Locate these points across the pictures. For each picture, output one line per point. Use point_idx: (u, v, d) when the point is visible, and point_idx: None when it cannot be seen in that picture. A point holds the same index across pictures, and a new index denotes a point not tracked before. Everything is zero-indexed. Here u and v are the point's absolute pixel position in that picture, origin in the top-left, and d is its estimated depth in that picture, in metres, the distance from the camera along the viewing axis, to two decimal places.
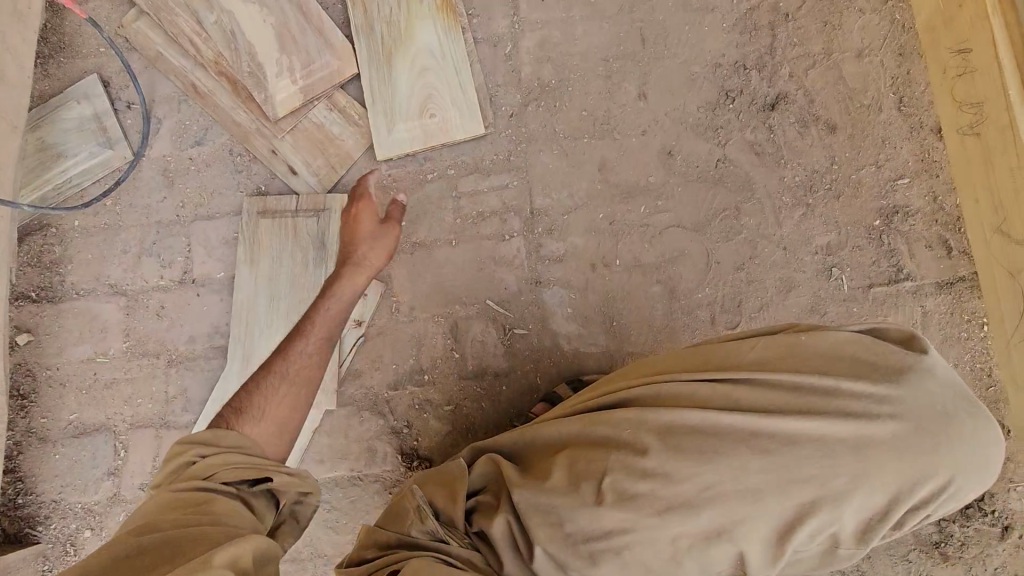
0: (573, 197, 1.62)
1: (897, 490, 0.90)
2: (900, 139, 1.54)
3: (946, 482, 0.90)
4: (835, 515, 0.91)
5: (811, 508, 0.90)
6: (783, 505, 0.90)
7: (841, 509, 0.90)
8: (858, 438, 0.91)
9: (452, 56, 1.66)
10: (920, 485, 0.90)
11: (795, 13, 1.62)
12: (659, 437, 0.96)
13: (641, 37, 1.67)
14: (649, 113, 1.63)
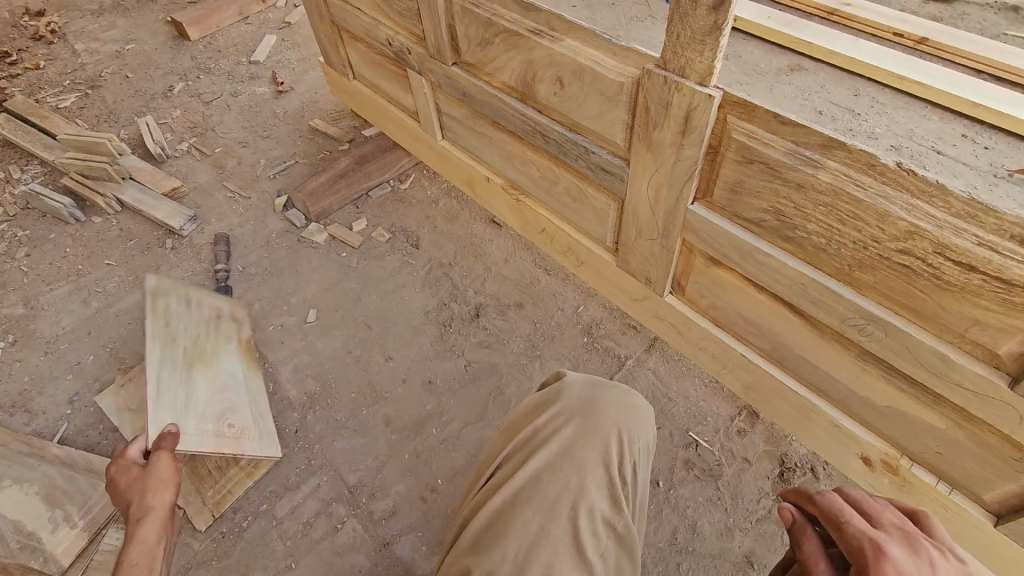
0: (377, 456, 1.83)
1: (602, 460, 1.06)
2: (562, 288, 2.19)
3: (620, 434, 1.08)
4: (587, 504, 1.01)
5: (579, 512, 1.00)
6: (563, 531, 0.98)
7: (592, 498, 1.02)
8: (557, 452, 1.06)
9: (252, 386, 1.90)
10: (610, 442, 1.07)
11: (454, 261, 2.33)
12: (472, 557, 0.98)
13: (367, 325, 2.17)
14: (401, 365, 2.04)
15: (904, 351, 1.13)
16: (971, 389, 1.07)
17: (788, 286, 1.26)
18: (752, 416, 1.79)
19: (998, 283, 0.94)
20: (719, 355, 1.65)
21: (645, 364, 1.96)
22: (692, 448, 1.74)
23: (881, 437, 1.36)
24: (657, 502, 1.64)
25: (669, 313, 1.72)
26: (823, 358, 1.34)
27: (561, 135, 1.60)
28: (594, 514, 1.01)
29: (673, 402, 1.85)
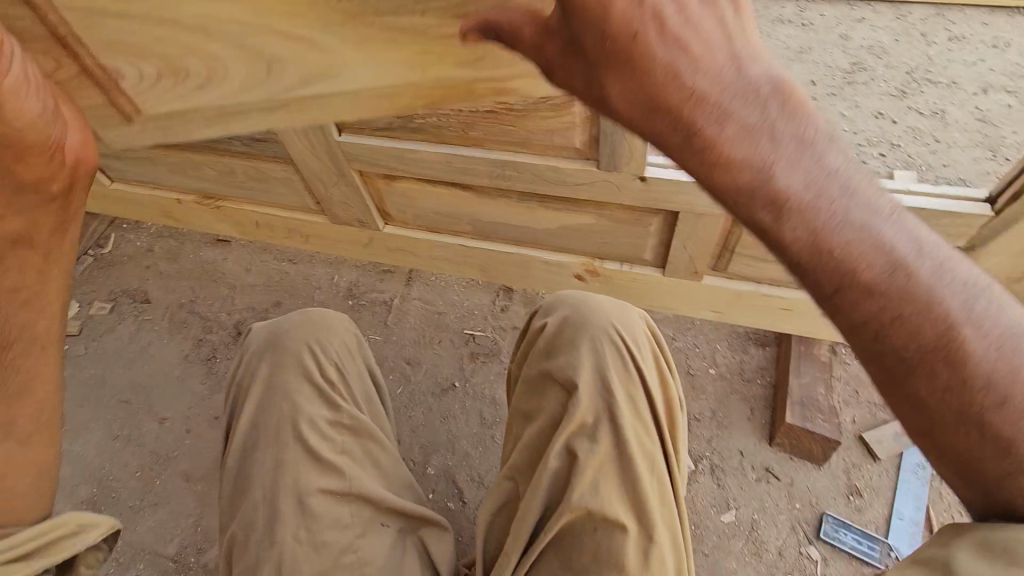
0: (191, 513, 1.73)
1: (306, 373, 1.10)
2: (310, 268, 2.20)
3: (310, 349, 1.12)
4: (302, 418, 1.05)
5: (302, 432, 1.04)
6: (294, 449, 1.02)
7: (310, 414, 1.06)
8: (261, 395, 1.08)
9: None
10: (307, 358, 1.11)
11: (194, 296, 2.19)
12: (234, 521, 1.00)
13: (124, 401, 1.96)
14: (179, 419, 1.91)
15: (533, 177, 1.39)
16: (584, 183, 1.35)
17: (445, 167, 1.45)
18: (508, 292, 2.04)
19: (542, 98, 1.16)
20: (449, 256, 1.83)
21: (409, 296, 2.08)
22: (471, 342, 1.94)
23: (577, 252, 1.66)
24: (459, 399, 1.82)
25: (395, 241, 1.84)
26: (505, 215, 1.58)
27: None
28: (313, 420, 1.05)
29: (444, 314, 2.02)
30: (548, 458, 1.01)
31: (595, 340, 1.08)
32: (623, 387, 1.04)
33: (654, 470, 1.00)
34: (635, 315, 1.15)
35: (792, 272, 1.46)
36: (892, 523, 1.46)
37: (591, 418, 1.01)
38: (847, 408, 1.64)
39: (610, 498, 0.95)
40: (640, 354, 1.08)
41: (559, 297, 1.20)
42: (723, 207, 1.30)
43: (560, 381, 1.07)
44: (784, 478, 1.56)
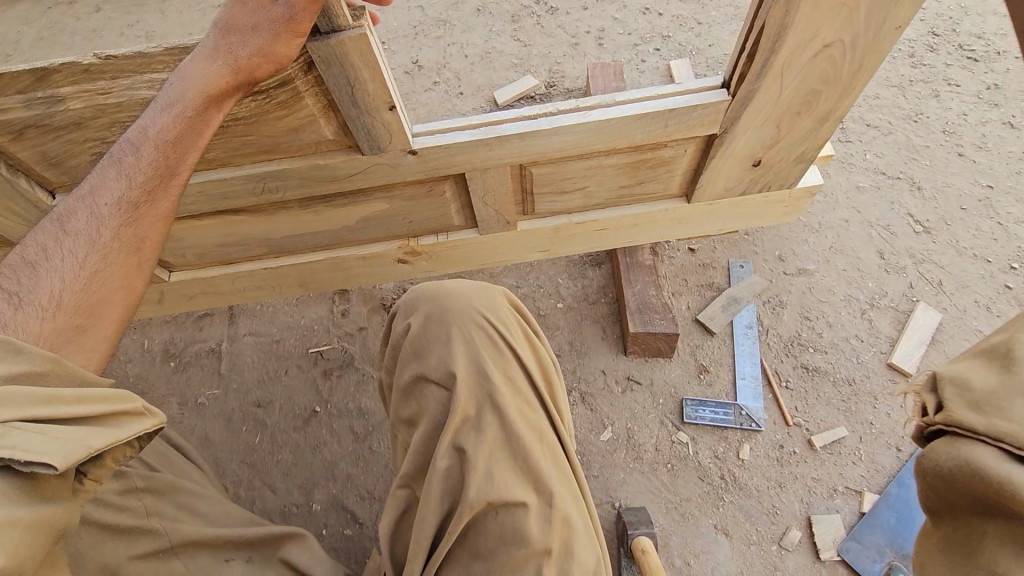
0: None
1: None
2: None
3: None
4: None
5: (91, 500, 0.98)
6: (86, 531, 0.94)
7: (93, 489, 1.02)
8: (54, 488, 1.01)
9: None
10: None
11: None
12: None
13: None
14: None
15: (300, 178, 1.24)
16: (358, 171, 1.24)
17: (200, 197, 1.26)
18: (344, 295, 1.92)
19: (260, 93, 1.03)
20: (260, 283, 1.66)
21: (238, 334, 1.88)
22: (320, 360, 1.81)
23: (390, 238, 1.57)
24: (325, 422, 1.71)
25: (192, 286, 1.63)
26: (295, 225, 1.43)
27: None
28: (98, 496, 0.98)
29: (283, 341, 1.86)
30: (436, 462, 0.85)
31: (462, 327, 0.92)
32: (501, 369, 0.90)
33: (546, 445, 0.89)
34: (496, 290, 1.01)
35: (592, 194, 1.48)
36: (738, 385, 1.62)
37: (473, 410, 0.87)
38: (681, 298, 1.77)
39: (508, 485, 0.82)
40: (511, 332, 0.95)
41: (412, 293, 1.01)
42: (502, 157, 1.27)
43: (435, 378, 0.90)
44: (644, 380, 1.66)
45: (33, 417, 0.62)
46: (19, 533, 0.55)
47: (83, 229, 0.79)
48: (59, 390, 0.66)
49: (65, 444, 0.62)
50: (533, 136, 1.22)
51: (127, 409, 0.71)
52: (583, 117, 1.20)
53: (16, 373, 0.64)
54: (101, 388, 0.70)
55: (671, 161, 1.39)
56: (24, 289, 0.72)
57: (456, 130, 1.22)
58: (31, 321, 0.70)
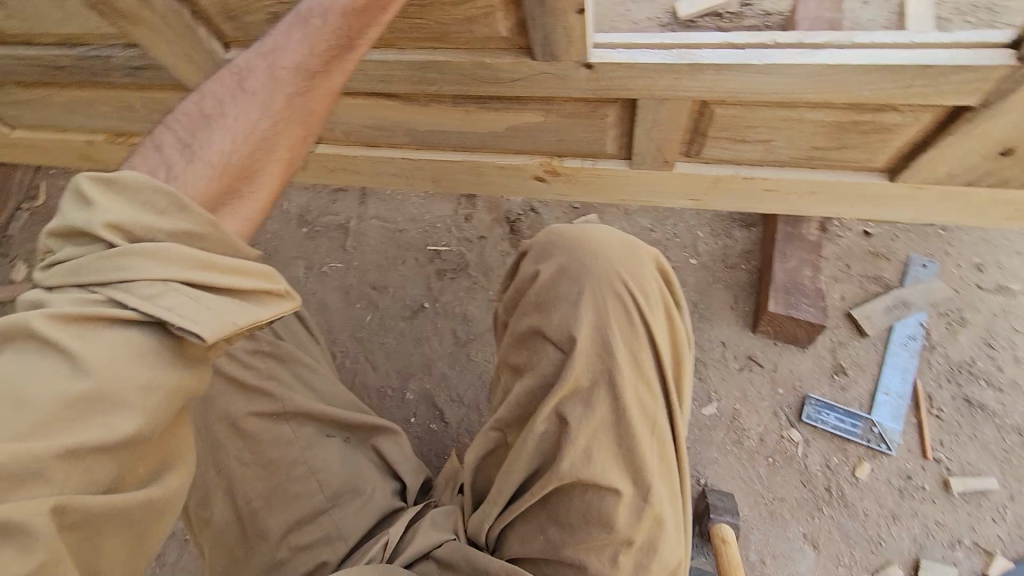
0: None
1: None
2: None
3: None
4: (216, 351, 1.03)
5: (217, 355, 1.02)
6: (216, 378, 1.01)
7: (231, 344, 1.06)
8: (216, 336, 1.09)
9: None
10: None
11: None
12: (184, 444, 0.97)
13: None
14: None
15: (460, 75, 1.15)
16: (522, 76, 1.13)
17: (358, 75, 1.22)
18: (470, 199, 1.88)
19: None
20: (396, 171, 1.65)
21: (365, 215, 1.93)
22: (436, 259, 1.82)
23: (533, 152, 1.46)
24: (430, 319, 1.74)
25: (334, 161, 1.65)
26: (442, 120, 1.36)
27: (81, 55, 1.32)
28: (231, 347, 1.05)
29: (405, 232, 1.88)
30: (534, 424, 0.81)
31: (595, 293, 0.82)
32: (629, 348, 0.81)
33: (657, 437, 0.82)
34: (643, 254, 0.87)
35: (775, 150, 1.26)
36: (877, 399, 1.42)
37: (586, 383, 0.80)
38: (836, 285, 1.54)
39: (606, 470, 0.78)
40: (652, 308, 0.83)
41: (550, 235, 0.91)
42: (686, 88, 1.09)
43: (555, 339, 0.82)
44: (768, 364, 1.50)
45: (188, 282, 0.54)
46: (159, 406, 0.52)
47: (258, 87, 0.62)
48: (217, 255, 0.56)
49: (210, 315, 0.54)
50: (732, 71, 1.02)
51: (270, 288, 0.60)
52: (803, 56, 0.98)
53: (175, 230, 0.55)
54: (255, 263, 0.59)
55: (891, 129, 1.13)
56: (192, 143, 0.59)
57: (642, 48, 1.05)
58: (194, 178, 0.57)
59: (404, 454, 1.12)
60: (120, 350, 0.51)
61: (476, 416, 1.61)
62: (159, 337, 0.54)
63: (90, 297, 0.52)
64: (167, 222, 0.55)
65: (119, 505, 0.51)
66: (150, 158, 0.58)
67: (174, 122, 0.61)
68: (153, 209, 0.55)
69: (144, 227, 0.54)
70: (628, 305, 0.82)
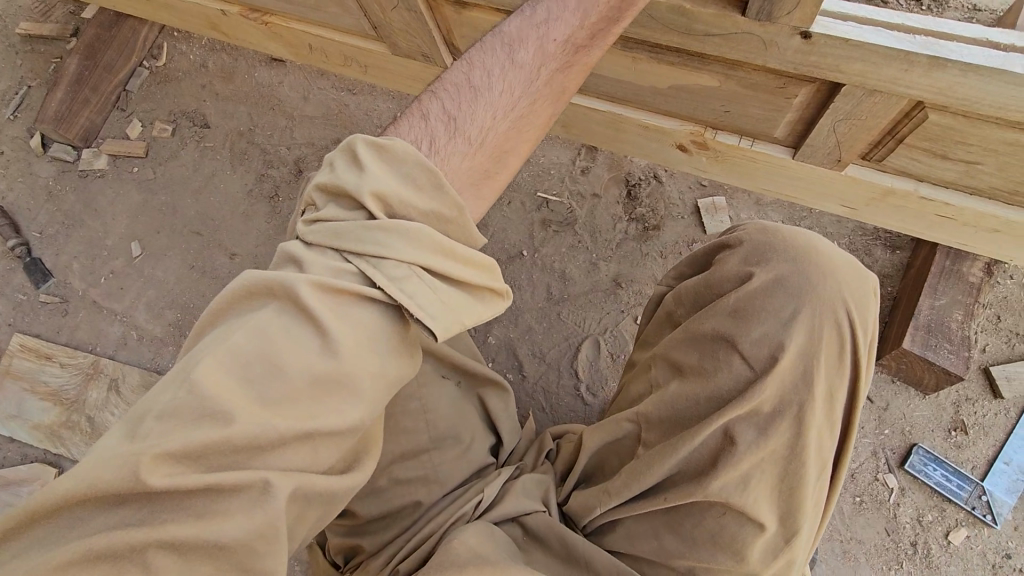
0: None
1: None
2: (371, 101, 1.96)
3: None
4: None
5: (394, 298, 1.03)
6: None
7: None
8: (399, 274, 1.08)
9: None
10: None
11: (256, 125, 2.07)
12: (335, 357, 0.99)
13: (198, 232, 1.96)
14: (246, 255, 1.90)
15: (649, 18, 1.02)
16: (720, 33, 0.99)
17: None
18: (591, 152, 1.77)
19: None
20: None
21: None
22: (544, 208, 1.74)
23: (685, 119, 1.33)
24: (526, 269, 1.69)
25: None
26: (604, 64, 1.23)
27: None
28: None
29: (515, 172, 1.80)
30: (697, 435, 0.73)
31: (811, 313, 0.73)
32: (829, 382, 0.72)
33: (821, 482, 0.75)
34: (868, 281, 0.77)
35: (977, 174, 1.10)
36: (993, 467, 1.31)
37: (770, 408, 0.72)
38: (980, 335, 1.39)
39: (759, 504, 0.71)
40: (864, 345, 0.74)
41: (771, 230, 0.80)
42: (910, 84, 0.93)
43: (746, 352, 0.73)
44: (878, 401, 1.39)
45: (433, 268, 0.57)
46: (381, 390, 0.56)
47: (529, 62, 0.68)
48: (457, 246, 0.59)
49: (443, 312, 0.57)
50: (982, 76, 0.86)
51: (491, 286, 0.62)
52: None
53: (431, 212, 0.59)
54: (484, 256, 0.61)
55: None
56: (459, 117, 0.64)
57: (875, 27, 0.90)
58: (456, 153, 0.63)
59: (503, 410, 1.10)
60: (363, 334, 0.55)
61: (556, 378, 1.58)
62: (395, 320, 0.58)
63: (345, 268, 0.56)
64: (427, 204, 0.59)
65: (334, 481, 0.56)
66: (419, 125, 0.64)
67: (440, 90, 0.66)
68: (415, 188, 0.59)
69: (403, 207, 0.58)
70: (842, 336, 0.73)
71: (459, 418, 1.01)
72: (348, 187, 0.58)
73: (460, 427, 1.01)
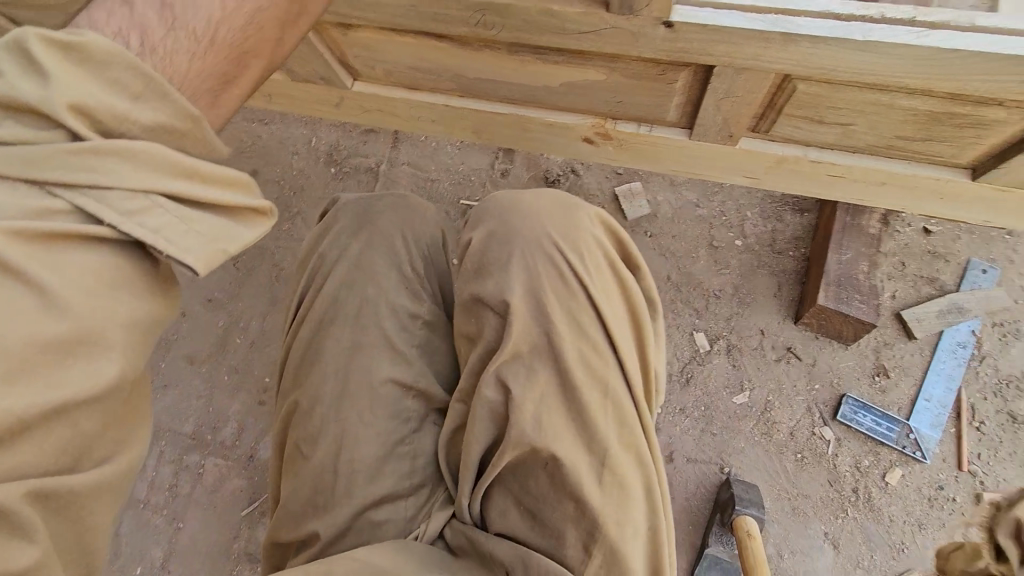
0: (206, 387, 1.77)
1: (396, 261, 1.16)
2: (284, 129, 1.93)
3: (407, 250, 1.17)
4: (389, 307, 1.10)
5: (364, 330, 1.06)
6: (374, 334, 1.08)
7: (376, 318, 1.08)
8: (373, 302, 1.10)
9: None
10: (397, 244, 1.17)
11: None
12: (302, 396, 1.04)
13: None
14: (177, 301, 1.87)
15: (526, 22, 1.04)
16: (592, 29, 1.02)
17: (409, 11, 1.10)
18: (508, 154, 1.79)
19: None
20: (435, 118, 1.56)
21: (398, 160, 1.85)
22: (468, 215, 1.76)
23: (585, 112, 1.36)
24: None
25: (371, 101, 1.56)
26: (495, 69, 1.25)
27: None
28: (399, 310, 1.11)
29: (438, 182, 1.81)
30: (482, 390, 0.89)
31: (522, 253, 0.92)
32: (565, 308, 0.89)
33: (604, 396, 0.88)
34: (585, 215, 0.97)
35: (854, 134, 1.16)
36: (917, 406, 1.38)
37: (525, 348, 0.88)
38: (889, 282, 1.47)
39: (557, 436, 0.85)
40: (587, 270, 0.92)
41: (487, 201, 1.03)
42: (772, 60, 0.98)
43: (492, 305, 0.92)
44: (805, 357, 1.45)
45: (170, 190, 0.60)
46: (138, 330, 0.60)
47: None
48: (197, 164, 0.62)
49: (198, 243, 0.61)
50: (831, 46, 0.91)
51: (252, 204, 0.66)
52: (916, 36, 0.87)
53: (152, 123, 0.60)
54: (234, 170, 0.65)
55: (988, 125, 1.03)
56: (178, 7, 0.64)
57: (731, 8, 0.94)
58: (178, 51, 0.63)
59: None
60: (96, 278, 0.58)
61: None
62: (139, 254, 0.61)
63: (55, 207, 0.57)
64: (143, 116, 0.59)
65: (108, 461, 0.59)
66: (125, 8, 0.62)
67: None
68: (130, 99, 0.59)
69: (118, 119, 0.58)
70: (558, 264, 0.91)
71: (419, 440, 1.02)
72: (41, 110, 0.55)
73: (422, 448, 1.02)
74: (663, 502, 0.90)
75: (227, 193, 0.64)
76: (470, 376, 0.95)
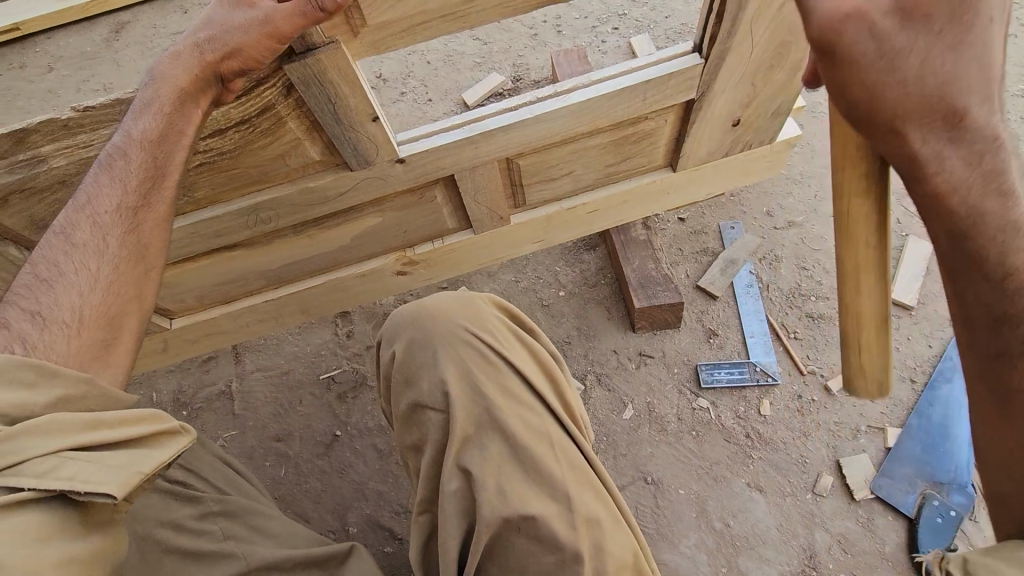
0: None
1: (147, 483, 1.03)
2: None
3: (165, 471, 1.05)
4: (160, 528, 0.95)
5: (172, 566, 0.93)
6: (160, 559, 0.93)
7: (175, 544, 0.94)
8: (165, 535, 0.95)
9: None
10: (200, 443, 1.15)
11: None
12: None
13: None
14: None
15: (299, 207, 1.24)
16: (349, 187, 1.23)
17: (190, 240, 1.23)
18: (346, 317, 1.92)
19: (244, 124, 1.02)
20: (261, 316, 1.64)
21: (245, 371, 1.87)
22: (333, 384, 1.82)
23: (385, 252, 1.57)
24: (348, 444, 1.73)
25: (192, 331, 1.61)
26: (293, 253, 1.42)
27: None
28: (179, 521, 0.98)
29: (292, 371, 1.86)
30: (446, 482, 0.90)
31: (443, 347, 0.97)
32: (493, 380, 0.95)
33: (558, 446, 0.92)
34: (477, 299, 1.06)
35: (579, 177, 1.49)
36: (749, 343, 1.66)
37: (471, 428, 0.92)
38: (680, 267, 1.79)
39: (521, 498, 0.86)
40: (498, 343, 0.99)
41: (393, 319, 1.06)
42: (488, 153, 1.27)
43: (431, 403, 0.95)
44: (655, 353, 1.68)
45: (81, 444, 0.67)
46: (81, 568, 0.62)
47: (88, 240, 0.86)
48: (103, 414, 0.71)
49: (115, 472, 0.67)
50: (515, 129, 1.22)
51: (163, 428, 0.75)
52: (561, 101, 1.21)
53: (54, 398, 0.69)
54: (141, 410, 0.75)
55: (654, 133, 1.40)
56: (44, 307, 0.79)
57: (440, 132, 1.22)
58: (57, 339, 0.77)
59: None
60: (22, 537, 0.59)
61: None
62: (58, 507, 0.64)
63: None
64: (43, 396, 0.69)
65: None
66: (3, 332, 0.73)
67: (18, 292, 0.80)
68: (25, 386, 0.68)
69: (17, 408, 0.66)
70: (477, 344, 0.97)
71: None
72: None
73: None
74: (635, 532, 0.95)
75: (137, 428, 0.73)
76: (427, 476, 0.96)
